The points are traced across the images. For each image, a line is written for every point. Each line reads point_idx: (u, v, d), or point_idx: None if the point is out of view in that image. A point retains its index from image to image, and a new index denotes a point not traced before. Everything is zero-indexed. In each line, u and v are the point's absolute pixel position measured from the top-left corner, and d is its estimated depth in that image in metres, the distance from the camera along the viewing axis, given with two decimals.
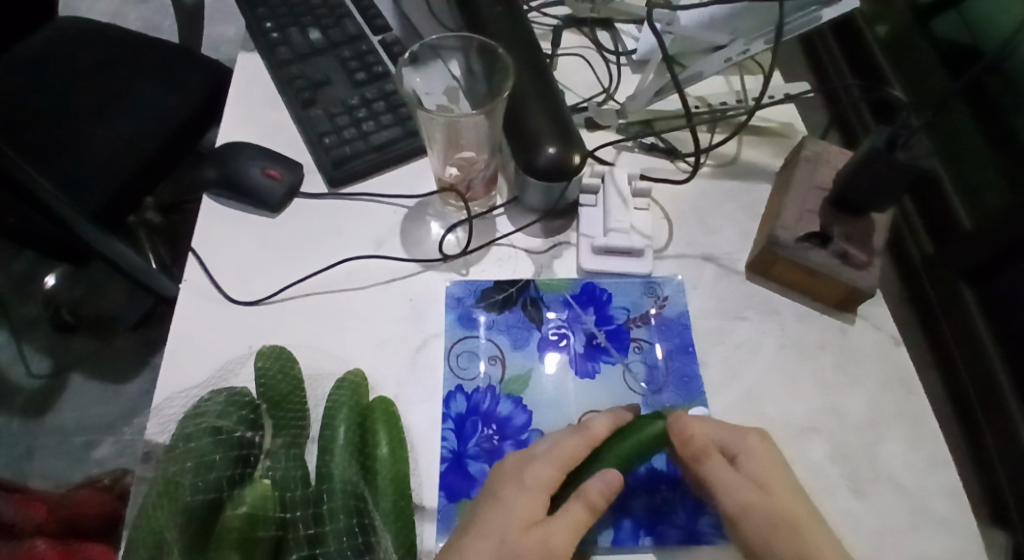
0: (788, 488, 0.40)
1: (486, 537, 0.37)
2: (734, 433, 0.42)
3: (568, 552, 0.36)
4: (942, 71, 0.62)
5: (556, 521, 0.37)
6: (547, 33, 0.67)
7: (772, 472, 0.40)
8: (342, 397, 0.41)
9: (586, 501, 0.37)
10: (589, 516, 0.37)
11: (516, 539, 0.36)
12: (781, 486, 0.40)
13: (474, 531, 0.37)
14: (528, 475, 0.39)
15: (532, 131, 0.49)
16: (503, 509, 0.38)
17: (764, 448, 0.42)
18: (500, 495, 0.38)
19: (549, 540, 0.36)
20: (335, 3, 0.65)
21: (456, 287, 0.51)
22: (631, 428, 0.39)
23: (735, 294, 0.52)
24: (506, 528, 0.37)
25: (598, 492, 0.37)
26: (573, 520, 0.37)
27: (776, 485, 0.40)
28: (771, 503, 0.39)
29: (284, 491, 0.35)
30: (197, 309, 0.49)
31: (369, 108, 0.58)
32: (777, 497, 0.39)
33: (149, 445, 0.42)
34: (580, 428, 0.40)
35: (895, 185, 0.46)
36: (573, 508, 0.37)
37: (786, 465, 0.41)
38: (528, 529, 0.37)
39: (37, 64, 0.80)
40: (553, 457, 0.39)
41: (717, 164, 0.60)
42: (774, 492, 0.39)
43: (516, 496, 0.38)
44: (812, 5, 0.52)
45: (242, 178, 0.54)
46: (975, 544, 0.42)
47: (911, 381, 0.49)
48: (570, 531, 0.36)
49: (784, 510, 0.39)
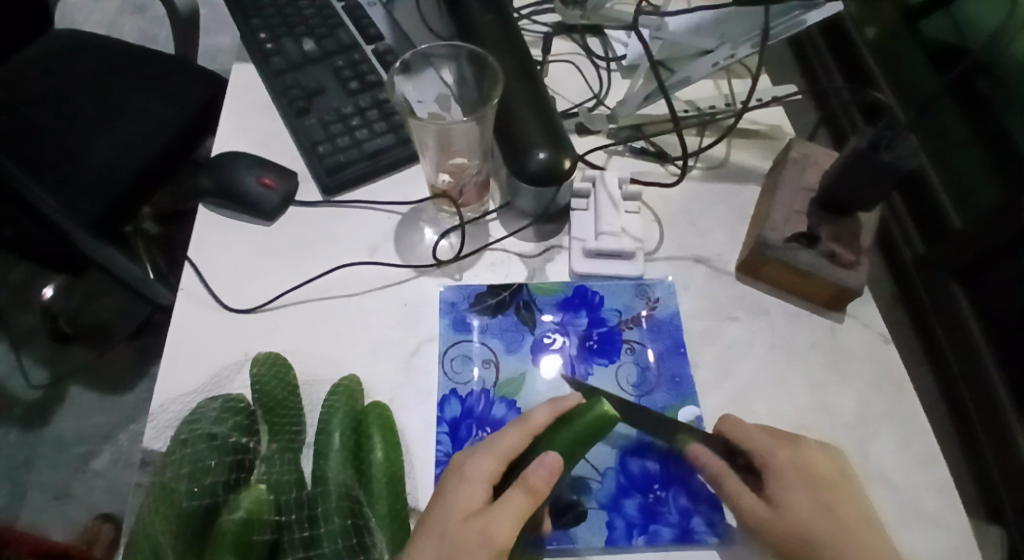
0: (812, 506, 0.41)
1: (428, 535, 0.37)
2: (766, 446, 0.43)
3: (507, 540, 0.36)
4: (930, 69, 0.62)
5: (494, 510, 0.37)
6: (538, 40, 0.67)
7: (793, 491, 0.41)
8: (337, 402, 0.41)
9: (527, 487, 0.37)
10: (529, 502, 0.37)
11: (456, 530, 0.36)
12: (803, 506, 0.41)
13: (418, 532, 0.37)
14: (469, 467, 0.39)
15: (522, 137, 0.49)
16: (446, 503, 0.38)
17: (790, 466, 0.42)
18: (444, 491, 0.39)
19: (488, 529, 0.36)
20: (328, 13, 0.66)
21: (450, 292, 0.52)
22: (572, 414, 0.40)
23: (726, 295, 0.53)
24: (449, 519, 0.37)
25: (538, 479, 0.37)
26: (513, 509, 0.36)
27: (799, 502, 0.41)
28: (788, 519, 0.40)
29: (279, 493, 0.36)
30: (194, 316, 0.49)
31: (363, 116, 0.59)
32: (791, 516, 0.40)
33: (145, 452, 0.42)
34: (519, 419, 0.41)
35: (880, 187, 0.47)
36: (513, 496, 0.37)
37: (812, 484, 0.41)
38: (467, 520, 0.37)
39: (34, 76, 0.81)
40: (496, 450, 0.40)
41: (707, 167, 0.60)
42: (793, 509, 0.41)
43: (461, 488, 0.38)
44: (797, 10, 0.53)
45: (237, 186, 0.54)
46: (967, 537, 0.43)
47: (901, 379, 0.49)
48: (511, 521, 0.36)
49: (798, 527, 0.40)
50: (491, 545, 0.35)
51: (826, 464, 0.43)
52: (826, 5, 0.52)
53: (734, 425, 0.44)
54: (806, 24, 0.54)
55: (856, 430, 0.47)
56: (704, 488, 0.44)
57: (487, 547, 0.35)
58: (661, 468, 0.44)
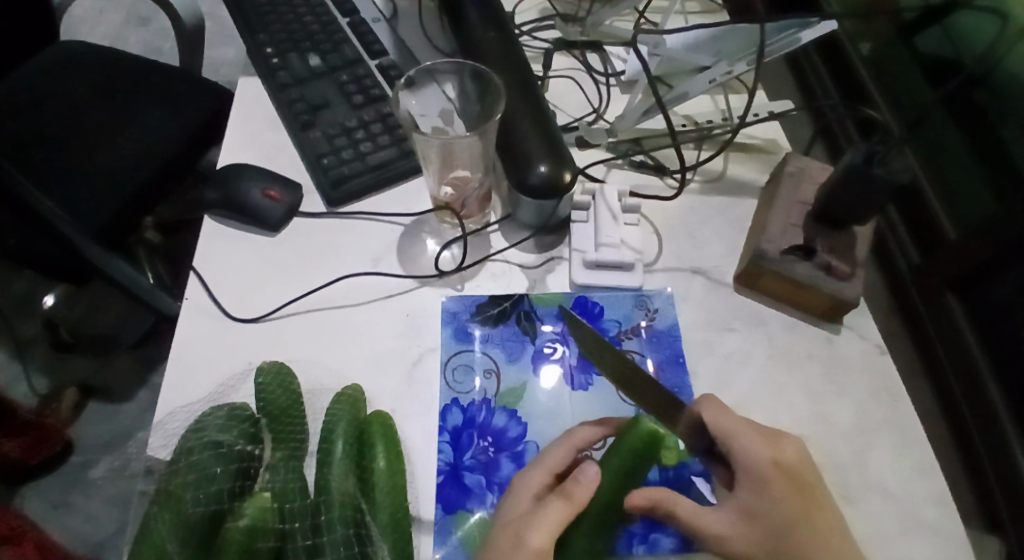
0: (791, 512, 0.40)
1: (486, 544, 0.39)
2: (747, 447, 0.42)
3: (545, 545, 0.37)
4: (926, 85, 0.62)
5: (536, 515, 0.38)
6: (539, 55, 0.69)
7: (775, 497, 0.41)
8: (340, 411, 0.42)
9: (566, 495, 0.39)
10: (567, 508, 0.38)
11: (501, 536, 0.39)
12: (780, 512, 0.40)
13: (481, 544, 0.40)
14: (520, 481, 0.42)
15: (524, 151, 0.50)
16: (499, 514, 0.41)
17: (773, 469, 0.41)
18: (500, 504, 0.42)
19: (527, 533, 0.38)
20: (333, 28, 0.67)
21: (452, 302, 0.52)
22: (620, 436, 0.41)
23: (724, 306, 0.53)
24: (500, 524, 0.40)
25: (578, 488, 0.39)
26: (552, 514, 0.38)
27: (778, 506, 0.40)
28: (764, 526, 0.40)
29: (283, 502, 0.37)
30: (199, 326, 0.50)
31: (367, 130, 0.60)
32: (768, 522, 0.40)
33: (151, 460, 0.43)
34: (564, 437, 0.44)
35: (872, 202, 0.48)
36: (553, 503, 0.39)
37: (793, 490, 0.41)
38: (509, 526, 0.39)
39: (40, 87, 0.82)
40: (544, 465, 0.43)
41: (704, 180, 0.61)
42: (771, 516, 0.40)
43: (511, 499, 0.42)
44: (793, 27, 0.55)
45: (242, 198, 0.55)
46: (964, 549, 0.43)
47: (897, 389, 0.50)
48: (550, 525, 0.38)
49: (776, 532, 0.40)
50: (527, 548, 0.37)
51: (804, 466, 0.42)
52: (822, 23, 0.55)
53: (720, 419, 0.43)
54: (800, 43, 0.57)
55: (851, 439, 0.47)
56: (703, 497, 0.44)
57: (523, 549, 0.37)
58: (660, 479, 0.45)
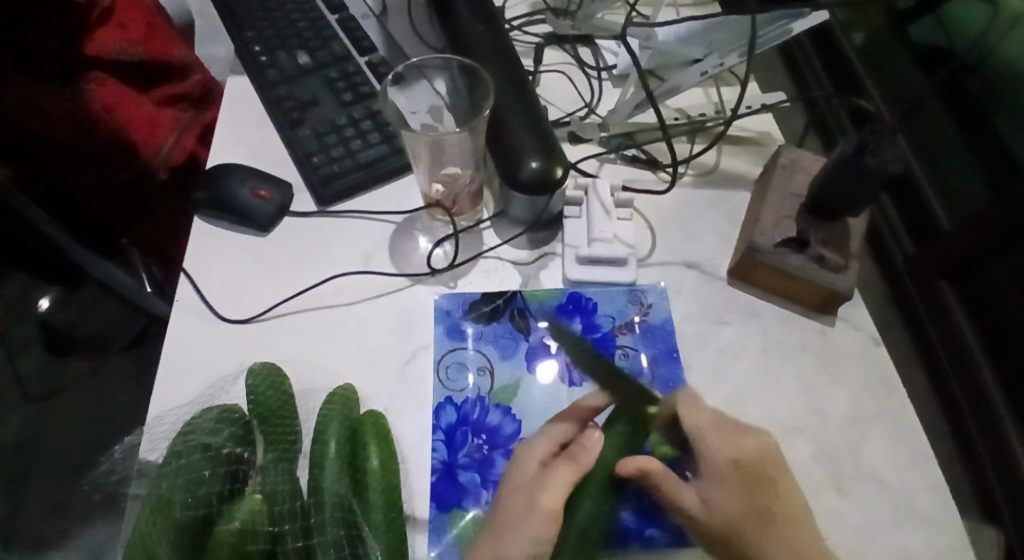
0: (744, 505, 0.42)
1: (497, 509, 0.41)
2: (709, 441, 0.44)
3: (557, 505, 0.40)
4: (920, 73, 0.61)
5: (547, 477, 0.41)
6: (529, 50, 0.68)
7: (730, 491, 0.42)
8: (333, 410, 0.41)
9: (573, 458, 0.42)
10: (574, 467, 0.41)
11: (511, 503, 0.41)
12: (734, 504, 0.42)
13: (491, 509, 0.42)
14: (522, 449, 0.44)
15: (515, 145, 0.50)
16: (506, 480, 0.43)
17: (729, 465, 0.43)
18: (505, 471, 0.44)
19: (538, 496, 0.40)
20: (322, 25, 0.67)
21: (445, 300, 0.52)
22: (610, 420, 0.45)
23: (718, 299, 0.53)
24: (507, 489, 0.42)
25: (584, 451, 0.42)
26: (562, 476, 0.41)
27: (730, 499, 0.42)
28: (719, 517, 0.41)
29: (273, 504, 0.36)
30: (189, 327, 0.50)
31: (357, 127, 0.59)
32: (722, 514, 0.41)
33: (140, 463, 0.43)
34: (569, 409, 0.45)
35: (867, 191, 0.48)
36: (562, 467, 0.41)
37: (748, 485, 0.42)
38: (519, 490, 0.41)
39: None
40: (549, 435, 0.44)
41: (697, 174, 0.61)
42: (723, 508, 0.42)
43: (516, 466, 0.43)
44: (783, 18, 0.55)
45: (231, 198, 0.55)
46: (959, 539, 0.43)
47: (892, 380, 0.50)
48: (560, 488, 0.40)
49: (727, 524, 0.41)
50: (540, 509, 0.39)
51: (765, 463, 0.43)
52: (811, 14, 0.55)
53: (691, 415, 0.45)
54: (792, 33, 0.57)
55: (845, 430, 0.47)
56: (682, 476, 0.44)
57: (535, 510, 0.39)
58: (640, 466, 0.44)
